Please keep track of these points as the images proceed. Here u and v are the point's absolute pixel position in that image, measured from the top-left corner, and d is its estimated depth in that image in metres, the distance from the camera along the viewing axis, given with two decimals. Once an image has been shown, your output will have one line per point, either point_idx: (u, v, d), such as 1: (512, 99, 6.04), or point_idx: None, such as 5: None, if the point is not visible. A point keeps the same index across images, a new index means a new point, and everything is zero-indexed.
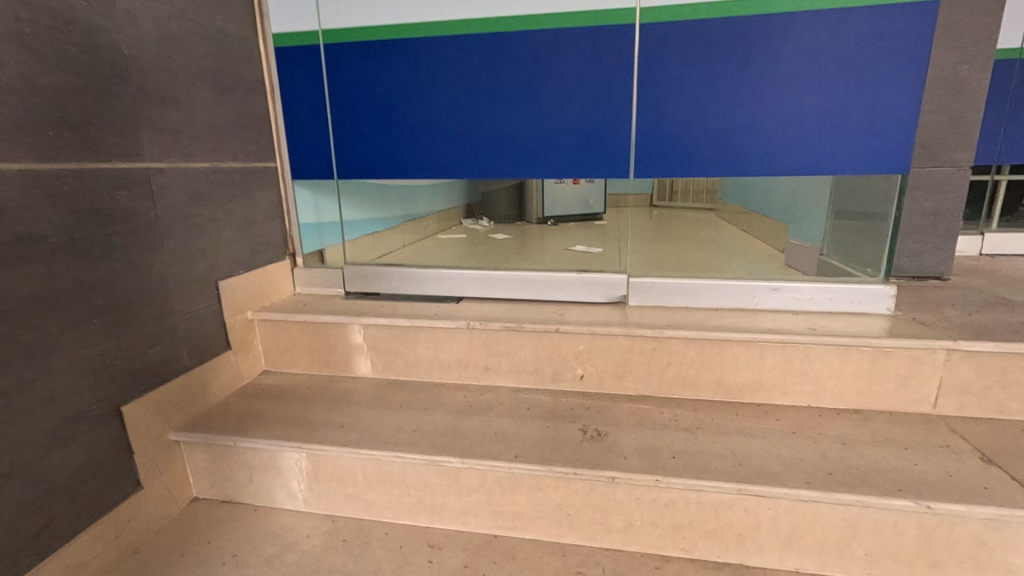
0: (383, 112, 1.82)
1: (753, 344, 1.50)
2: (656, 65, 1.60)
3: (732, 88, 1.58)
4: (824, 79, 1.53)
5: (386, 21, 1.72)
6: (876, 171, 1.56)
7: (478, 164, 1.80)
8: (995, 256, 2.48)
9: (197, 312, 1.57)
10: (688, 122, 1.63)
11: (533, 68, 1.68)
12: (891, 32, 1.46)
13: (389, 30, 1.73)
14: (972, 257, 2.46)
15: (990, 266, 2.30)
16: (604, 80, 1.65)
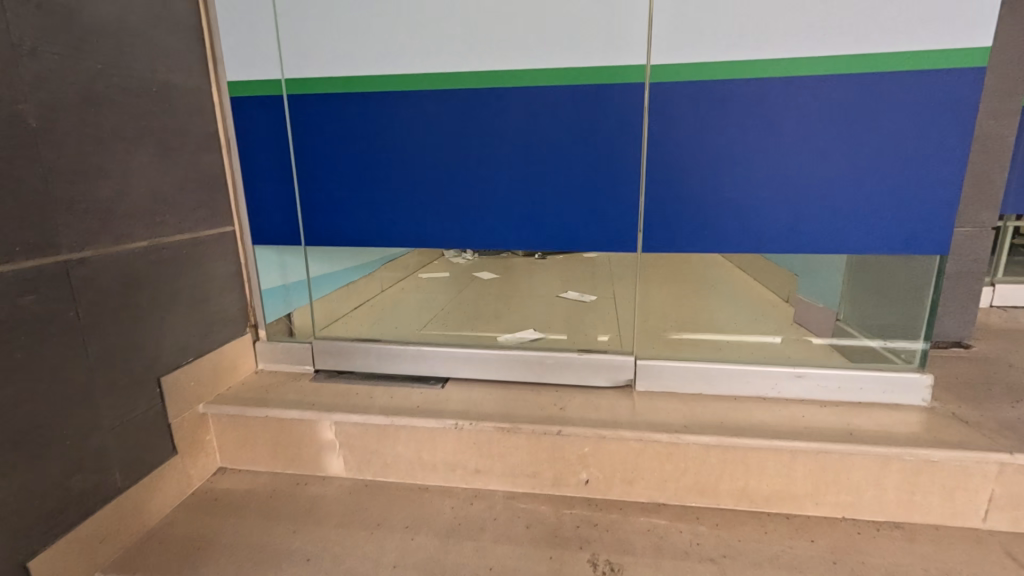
0: (358, 172, 1.60)
1: (782, 450, 1.32)
2: (668, 131, 1.41)
3: (753, 158, 1.40)
4: (857, 151, 1.36)
5: (359, 73, 1.51)
6: (913, 251, 1.39)
7: (466, 235, 1.59)
8: (1008, 309, 2.35)
9: (133, 420, 1.31)
10: (704, 194, 1.45)
11: (529, 130, 1.48)
12: (933, 100, 1.29)
13: (362, 83, 1.52)
14: (985, 310, 2.33)
15: (1008, 323, 2.17)
16: (608, 145, 1.46)
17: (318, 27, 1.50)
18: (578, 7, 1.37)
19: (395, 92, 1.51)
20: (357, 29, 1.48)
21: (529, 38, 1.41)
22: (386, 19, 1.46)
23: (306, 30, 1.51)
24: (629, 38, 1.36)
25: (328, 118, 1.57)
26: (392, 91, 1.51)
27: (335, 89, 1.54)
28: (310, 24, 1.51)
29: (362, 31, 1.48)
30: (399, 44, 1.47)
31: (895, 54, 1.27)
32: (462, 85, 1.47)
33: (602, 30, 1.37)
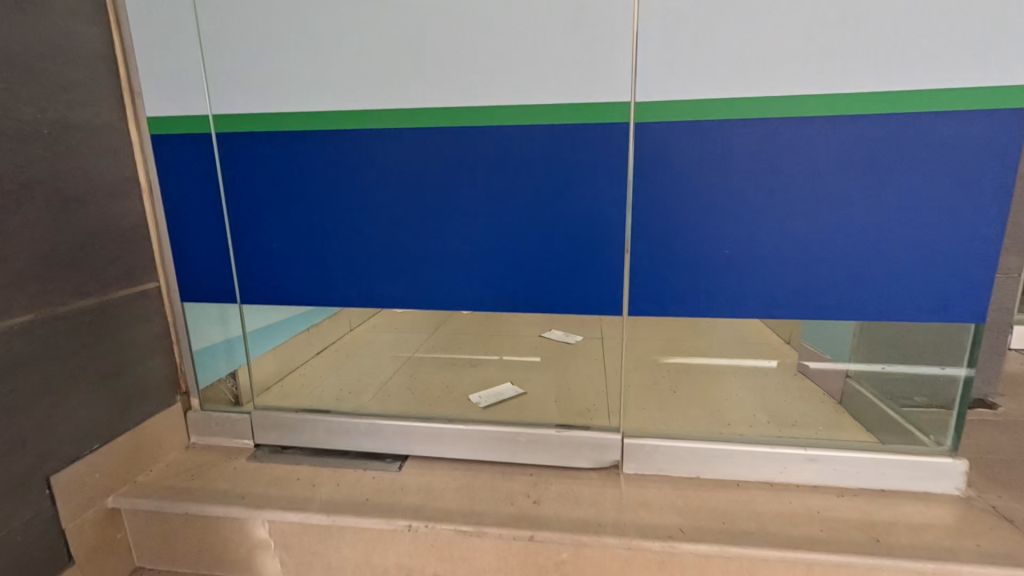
0: (303, 222, 1.38)
1: (798, 562, 1.10)
2: (657, 178, 1.21)
3: (761, 210, 1.20)
4: (881, 204, 1.16)
5: (298, 109, 1.30)
6: (944, 316, 1.19)
7: (427, 295, 1.37)
8: None
9: (8, 536, 1.07)
10: (702, 252, 1.24)
11: (499, 177, 1.27)
12: (969, 148, 1.10)
13: (303, 121, 1.30)
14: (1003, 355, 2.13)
15: None
16: (588, 195, 1.25)
17: (251, 55, 1.29)
18: (552, 36, 1.17)
19: (342, 132, 1.30)
20: (297, 58, 1.27)
21: (497, 70, 1.20)
22: (330, 46, 1.25)
23: (237, 59, 1.30)
24: (611, 72, 1.17)
25: (267, 160, 1.35)
26: (340, 129, 1.30)
27: (273, 128, 1.32)
28: (241, 51, 1.29)
29: (302, 60, 1.27)
30: (345, 76, 1.26)
31: (922, 93, 1.09)
32: (422, 124, 1.26)
33: (579, 62, 1.18)
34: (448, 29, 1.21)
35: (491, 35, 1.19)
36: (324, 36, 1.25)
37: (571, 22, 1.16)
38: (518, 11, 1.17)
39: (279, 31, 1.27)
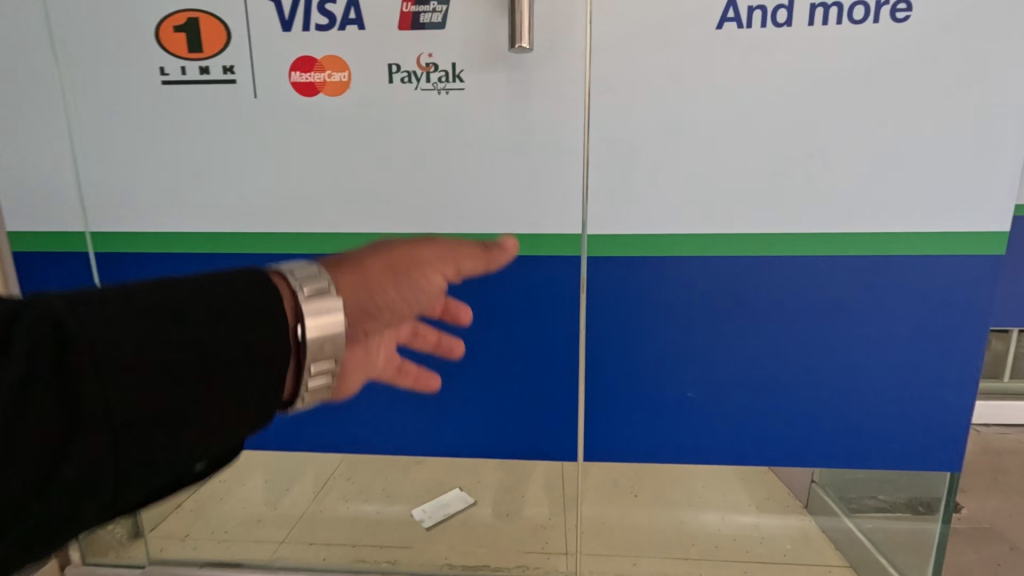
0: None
1: None
2: (612, 318, 1.08)
3: (728, 352, 1.09)
4: (852, 348, 1.07)
5: (194, 230, 1.10)
6: (914, 464, 1.11)
7: (354, 438, 1.18)
8: (984, 427, 2.15)
9: None
10: (665, 395, 1.11)
11: (436, 311, 1.11)
12: (940, 294, 1.03)
13: (202, 243, 1.10)
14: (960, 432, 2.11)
15: (989, 456, 1.95)
16: (536, 334, 1.10)
17: (135, 166, 1.08)
18: (492, 159, 1.03)
19: (248, 256, 1.10)
20: (193, 171, 1.08)
21: (429, 195, 1.05)
22: (232, 159, 1.06)
23: (118, 168, 1.09)
24: (558, 201, 1.04)
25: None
26: (247, 254, 1.10)
27: (164, 248, 1.12)
28: (123, 160, 1.09)
29: (199, 174, 1.07)
30: (251, 193, 1.07)
31: (890, 235, 1.01)
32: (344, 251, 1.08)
33: (522, 188, 1.04)
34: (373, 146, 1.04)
35: (422, 156, 1.04)
36: (223, 148, 1.06)
37: (513, 143, 1.02)
38: (452, 130, 1.02)
39: (168, 141, 1.07)
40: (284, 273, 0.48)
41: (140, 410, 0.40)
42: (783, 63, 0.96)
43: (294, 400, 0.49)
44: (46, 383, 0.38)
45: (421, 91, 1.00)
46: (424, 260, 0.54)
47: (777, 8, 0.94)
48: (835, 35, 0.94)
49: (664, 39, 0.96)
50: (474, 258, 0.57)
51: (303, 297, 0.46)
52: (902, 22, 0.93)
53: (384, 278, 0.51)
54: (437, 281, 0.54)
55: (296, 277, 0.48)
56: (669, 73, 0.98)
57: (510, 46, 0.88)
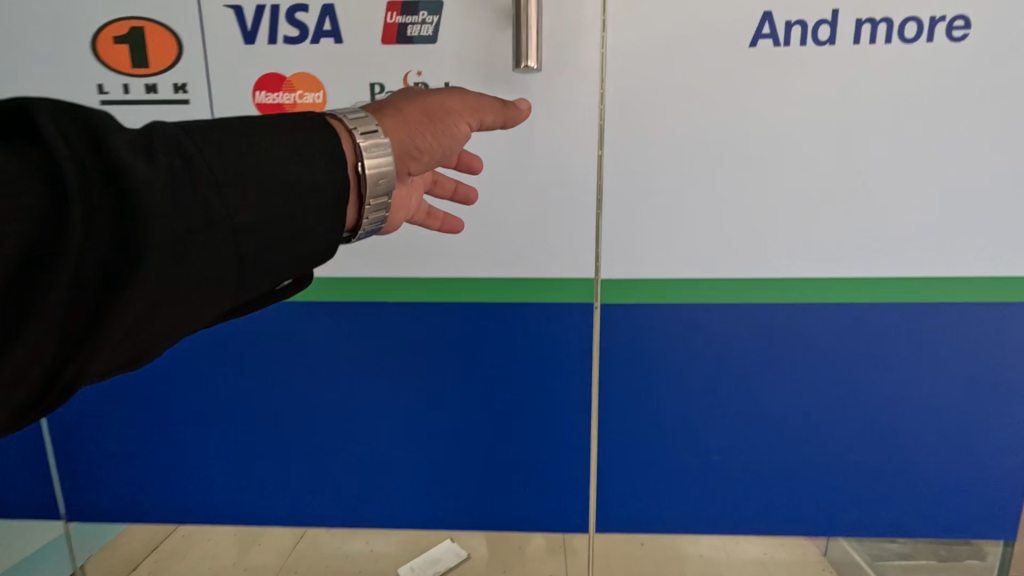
0: (159, 415, 1.01)
1: None
2: (628, 373, 0.95)
3: (759, 411, 0.96)
4: (898, 406, 0.94)
5: None
6: (965, 533, 0.99)
7: (333, 509, 1.03)
8: None
9: None
10: (688, 459, 0.98)
11: (424, 366, 0.96)
12: (996, 345, 0.91)
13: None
14: None
15: None
16: (541, 392, 0.96)
17: None
18: (490, 193, 0.89)
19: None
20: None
21: (418, 234, 0.91)
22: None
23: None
24: (566, 242, 0.90)
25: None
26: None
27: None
28: None
29: None
30: None
31: (942, 279, 0.89)
32: (321, 299, 0.95)
33: (526, 226, 0.90)
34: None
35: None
36: None
37: (516, 176, 0.88)
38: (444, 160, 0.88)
39: None
40: (338, 116, 0.54)
41: (246, 228, 0.47)
42: (824, 87, 0.84)
43: (358, 231, 0.58)
44: (176, 189, 0.44)
45: None
46: (450, 108, 0.63)
47: (819, 25, 0.82)
48: (883, 56, 0.83)
49: (690, 56, 0.83)
50: (492, 115, 0.67)
51: (359, 138, 0.54)
52: (959, 41, 0.82)
53: (417, 125, 0.60)
54: (461, 129, 0.64)
55: (350, 120, 0.55)
56: (696, 96, 0.85)
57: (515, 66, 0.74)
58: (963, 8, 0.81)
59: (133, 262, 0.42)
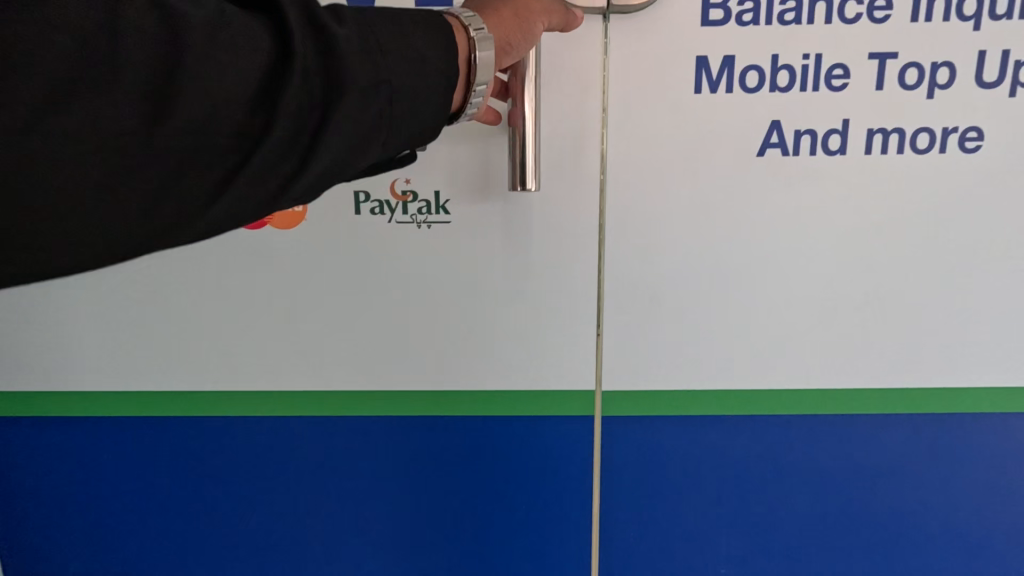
0: (135, 525, 0.96)
1: None
2: (629, 486, 0.90)
3: (766, 523, 0.91)
4: (911, 519, 0.90)
5: (122, 387, 0.90)
6: None
7: None
8: None
9: None
10: (692, 571, 0.93)
11: (413, 477, 0.91)
12: (1010, 458, 0.87)
13: (133, 400, 0.90)
14: None
15: None
16: (537, 505, 0.91)
17: (44, 313, 0.88)
18: (483, 305, 0.84)
19: (187, 416, 0.90)
20: (115, 318, 0.87)
21: (407, 345, 0.86)
22: (163, 303, 0.86)
23: (21, 315, 0.88)
24: (565, 355, 0.85)
25: (77, 446, 0.93)
26: (186, 414, 0.90)
27: (86, 407, 0.91)
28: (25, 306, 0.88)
29: (123, 323, 0.87)
30: (188, 344, 0.88)
31: (957, 392, 0.85)
32: (302, 411, 0.89)
33: (523, 338, 0.85)
34: (335, 289, 0.84)
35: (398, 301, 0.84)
36: (152, 291, 0.86)
37: (511, 287, 0.83)
38: (434, 271, 0.82)
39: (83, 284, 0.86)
40: (455, 13, 0.56)
41: (399, 80, 0.51)
42: (836, 196, 0.79)
43: (460, 115, 0.59)
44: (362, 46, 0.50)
45: (396, 224, 0.81)
46: (531, 8, 0.61)
47: (829, 134, 0.78)
48: (895, 166, 0.79)
49: (695, 164, 0.79)
50: (559, 16, 0.64)
51: (476, 32, 0.56)
52: (972, 152, 0.78)
53: (512, 23, 0.60)
54: (541, 29, 0.63)
55: (465, 17, 0.56)
56: (701, 205, 0.80)
57: (512, 187, 0.69)
58: (976, 119, 0.77)
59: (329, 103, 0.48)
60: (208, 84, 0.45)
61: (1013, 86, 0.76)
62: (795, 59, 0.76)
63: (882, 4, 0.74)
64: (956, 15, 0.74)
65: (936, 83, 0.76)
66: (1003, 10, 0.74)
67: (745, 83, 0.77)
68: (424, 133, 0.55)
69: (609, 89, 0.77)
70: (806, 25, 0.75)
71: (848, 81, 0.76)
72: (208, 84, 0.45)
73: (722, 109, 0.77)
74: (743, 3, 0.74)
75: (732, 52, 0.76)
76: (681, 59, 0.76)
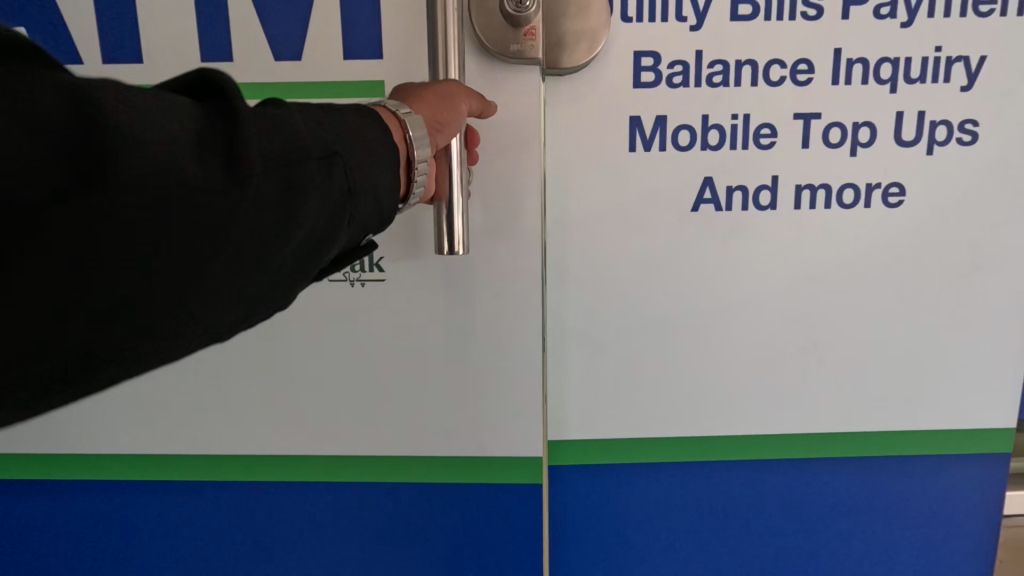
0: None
1: None
2: (578, 537, 0.90)
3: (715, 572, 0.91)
4: (855, 559, 0.92)
5: (60, 448, 0.88)
6: None
7: None
8: None
9: None
10: None
11: (360, 534, 0.90)
12: (945, 495, 0.90)
13: (70, 462, 0.88)
14: None
15: None
16: (486, 565, 0.89)
17: None
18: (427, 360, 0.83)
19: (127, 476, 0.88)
20: None
21: (349, 401, 0.85)
22: None
23: None
24: (508, 411, 0.84)
25: (13, 506, 0.91)
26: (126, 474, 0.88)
27: (23, 467, 0.89)
28: None
29: None
30: (127, 403, 0.86)
31: (894, 434, 0.87)
32: (245, 468, 0.87)
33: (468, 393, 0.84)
34: (274, 347, 0.83)
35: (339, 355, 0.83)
36: None
37: (450, 345, 0.83)
38: (375, 326, 0.82)
39: None
40: (382, 103, 0.54)
41: (358, 148, 0.48)
42: (768, 251, 0.82)
43: (409, 197, 0.56)
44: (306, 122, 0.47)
45: (329, 281, 0.81)
46: (453, 92, 0.64)
47: (759, 189, 0.80)
48: (824, 220, 0.81)
49: (631, 221, 0.81)
50: (479, 99, 0.67)
51: (403, 114, 0.54)
52: (895, 206, 0.81)
53: (437, 104, 0.61)
54: (465, 109, 0.65)
55: (390, 105, 0.55)
56: (639, 261, 0.82)
57: (439, 252, 0.69)
58: (897, 176, 0.81)
59: (295, 167, 0.44)
60: (136, 157, 0.37)
61: (930, 145, 0.80)
62: (725, 119, 0.79)
63: (804, 68, 0.78)
64: (873, 79, 0.78)
65: (859, 141, 0.80)
66: (917, 74, 0.78)
67: (677, 141, 0.79)
68: (388, 210, 0.52)
69: (546, 148, 0.79)
70: (734, 87, 0.78)
71: (776, 139, 0.79)
72: (158, 151, 0.38)
73: (656, 167, 0.79)
74: (673, 66, 0.77)
75: (664, 112, 0.78)
76: (615, 119, 0.78)
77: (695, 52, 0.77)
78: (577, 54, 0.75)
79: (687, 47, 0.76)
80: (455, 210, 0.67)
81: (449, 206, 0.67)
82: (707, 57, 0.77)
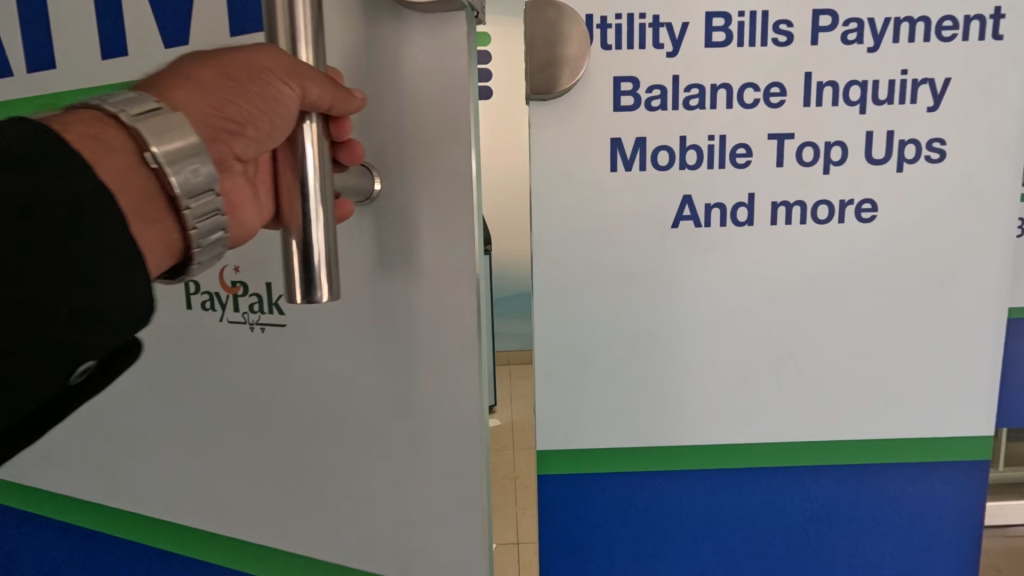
0: (125, 569, 1.08)
1: None
2: (565, 544, 0.92)
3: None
4: (840, 564, 0.93)
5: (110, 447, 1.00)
6: None
7: None
8: (1006, 525, 2.03)
9: None
10: None
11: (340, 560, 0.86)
12: (927, 501, 0.92)
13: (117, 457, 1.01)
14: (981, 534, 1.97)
15: (995, 545, 1.89)
16: None
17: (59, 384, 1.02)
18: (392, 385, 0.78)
19: (144, 489, 1.00)
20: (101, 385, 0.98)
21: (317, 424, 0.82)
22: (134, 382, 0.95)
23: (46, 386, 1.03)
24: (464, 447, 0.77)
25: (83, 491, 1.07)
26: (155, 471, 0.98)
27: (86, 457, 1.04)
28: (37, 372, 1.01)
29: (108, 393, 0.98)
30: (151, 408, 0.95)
31: (874, 442, 0.90)
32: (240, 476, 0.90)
33: (441, 425, 0.78)
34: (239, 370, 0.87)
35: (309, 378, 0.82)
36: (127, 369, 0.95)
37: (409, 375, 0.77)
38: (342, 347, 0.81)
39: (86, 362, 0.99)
40: (99, 107, 0.55)
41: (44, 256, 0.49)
42: (746, 266, 0.85)
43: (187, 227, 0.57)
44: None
45: (227, 320, 0.87)
46: (266, 66, 0.59)
47: (737, 207, 0.84)
48: (800, 235, 0.85)
49: (612, 238, 0.84)
50: (311, 76, 0.60)
51: (130, 120, 0.53)
52: (869, 221, 0.85)
53: (225, 89, 0.60)
54: (286, 87, 0.60)
55: (111, 105, 0.55)
56: (621, 276, 0.85)
57: (294, 298, 0.59)
58: (869, 193, 0.84)
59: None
60: None
61: (900, 162, 0.83)
62: (701, 139, 0.82)
63: (777, 91, 0.81)
64: (844, 100, 0.82)
65: (831, 160, 0.83)
66: (885, 95, 0.82)
67: (656, 161, 0.83)
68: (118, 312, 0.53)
69: (529, 168, 0.82)
70: (709, 109, 0.82)
71: (752, 159, 0.83)
72: None
73: (636, 186, 0.83)
74: (651, 90, 0.81)
75: (642, 133, 0.82)
76: (595, 140, 0.82)
77: (671, 76, 0.81)
78: (561, 78, 0.79)
79: (664, 72, 0.80)
80: (308, 234, 0.58)
81: (300, 232, 0.59)
82: (684, 81, 0.81)
